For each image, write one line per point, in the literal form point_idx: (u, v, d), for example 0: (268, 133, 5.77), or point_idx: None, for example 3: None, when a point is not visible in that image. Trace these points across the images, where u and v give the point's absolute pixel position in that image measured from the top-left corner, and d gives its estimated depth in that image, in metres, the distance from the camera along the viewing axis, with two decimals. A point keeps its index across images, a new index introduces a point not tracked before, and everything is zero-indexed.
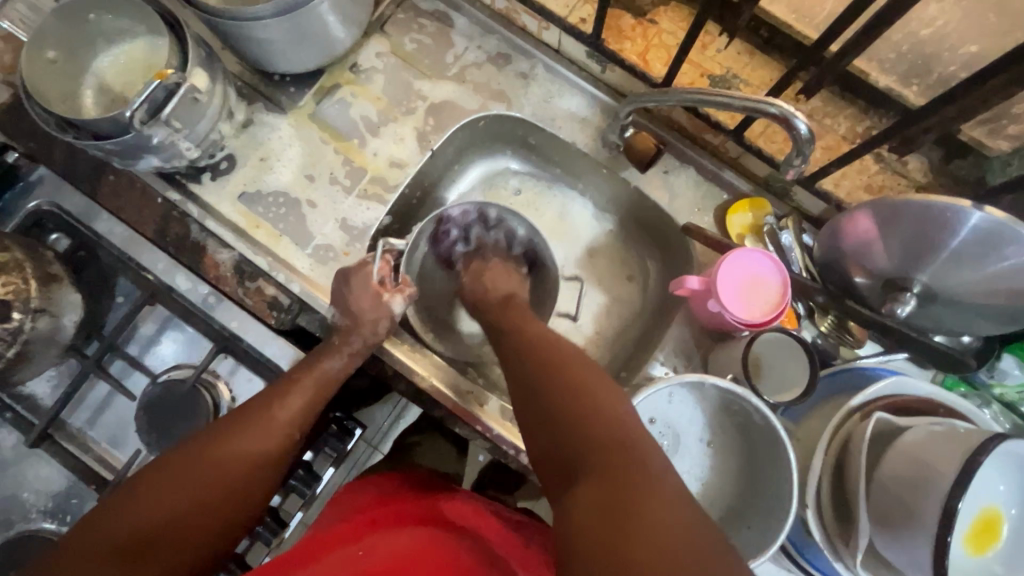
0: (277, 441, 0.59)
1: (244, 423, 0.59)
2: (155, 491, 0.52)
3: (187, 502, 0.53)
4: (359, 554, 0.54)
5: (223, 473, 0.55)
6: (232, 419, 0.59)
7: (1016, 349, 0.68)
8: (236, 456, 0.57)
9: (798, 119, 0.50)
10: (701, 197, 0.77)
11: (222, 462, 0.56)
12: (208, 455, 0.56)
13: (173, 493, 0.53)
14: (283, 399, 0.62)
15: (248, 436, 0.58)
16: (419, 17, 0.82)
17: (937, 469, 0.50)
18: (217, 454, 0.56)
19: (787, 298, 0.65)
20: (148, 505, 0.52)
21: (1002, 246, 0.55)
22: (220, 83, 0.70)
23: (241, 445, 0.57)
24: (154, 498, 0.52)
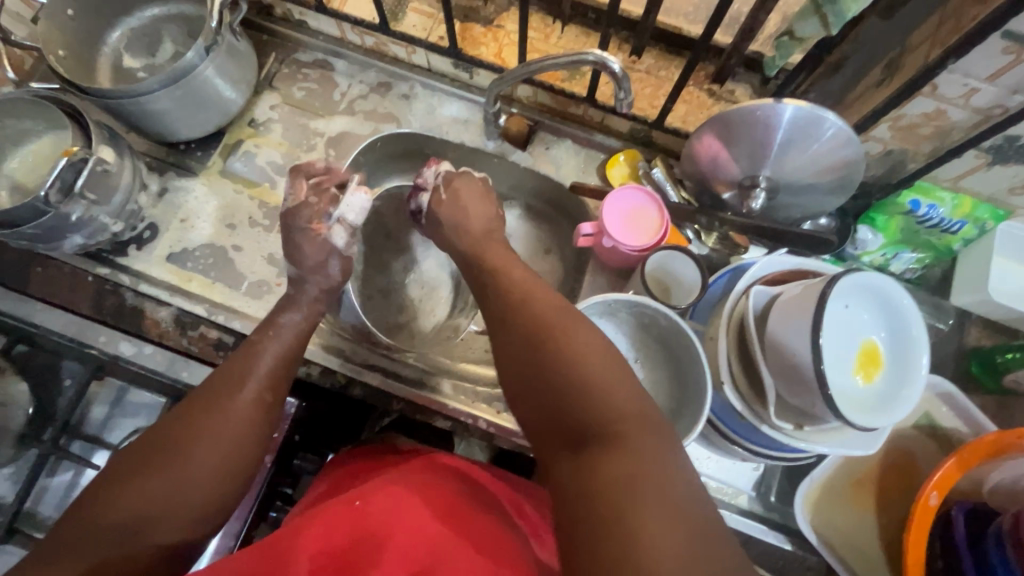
0: (243, 429, 0.57)
1: (199, 427, 0.55)
2: (134, 492, 0.50)
3: (171, 491, 0.51)
4: (357, 503, 0.52)
5: (190, 477, 0.52)
6: (185, 419, 0.55)
7: (867, 219, 0.79)
8: (202, 462, 0.53)
9: (610, 61, 0.62)
10: (583, 161, 0.87)
11: (186, 465, 0.52)
12: (174, 448, 0.53)
13: (163, 485, 0.51)
14: (240, 388, 0.58)
15: (208, 432, 0.54)
16: (302, 68, 0.92)
17: (804, 313, 0.59)
18: (178, 459, 0.52)
19: (665, 218, 0.75)
20: (132, 498, 0.49)
21: (811, 128, 0.67)
22: (126, 156, 0.77)
23: (202, 446, 0.54)
24: (116, 510, 0.49)
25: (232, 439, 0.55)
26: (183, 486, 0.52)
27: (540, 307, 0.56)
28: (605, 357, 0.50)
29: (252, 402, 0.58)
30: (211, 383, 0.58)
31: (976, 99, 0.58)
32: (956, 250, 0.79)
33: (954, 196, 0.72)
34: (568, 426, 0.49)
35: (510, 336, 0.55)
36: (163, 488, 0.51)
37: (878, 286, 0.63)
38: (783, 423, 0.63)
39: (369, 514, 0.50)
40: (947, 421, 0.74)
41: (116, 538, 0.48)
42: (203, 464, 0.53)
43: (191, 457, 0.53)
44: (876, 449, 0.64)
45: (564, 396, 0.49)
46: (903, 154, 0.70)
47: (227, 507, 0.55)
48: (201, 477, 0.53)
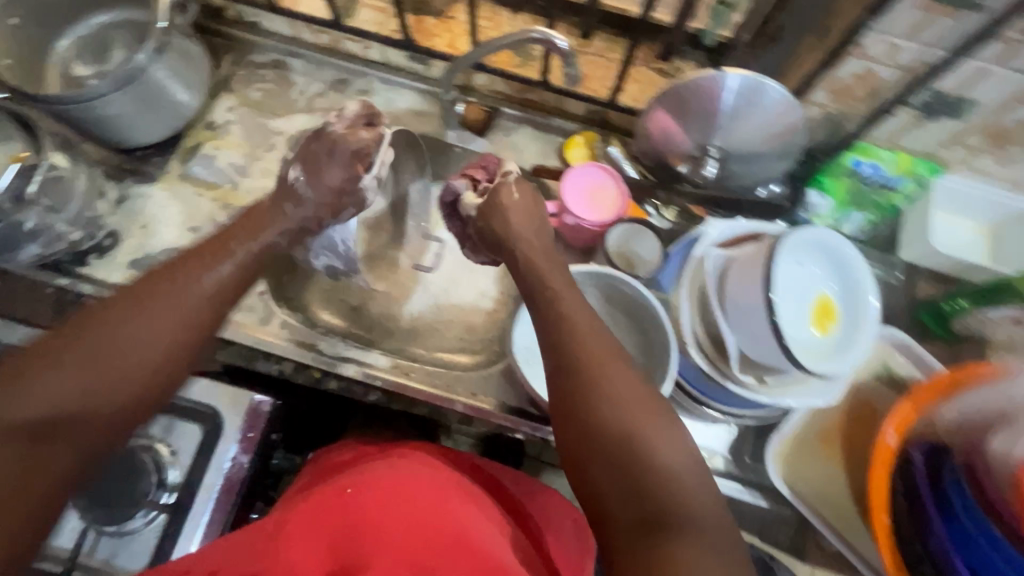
0: (187, 320, 0.53)
1: (150, 306, 0.52)
2: (67, 369, 0.47)
3: (105, 373, 0.48)
4: (348, 491, 0.52)
5: (143, 350, 0.50)
6: (132, 299, 0.51)
7: (817, 184, 0.81)
8: (149, 337, 0.51)
9: (556, 38, 0.64)
10: (543, 145, 0.89)
11: (138, 345, 0.50)
12: (111, 327, 0.49)
13: (92, 362, 0.47)
14: (195, 272, 0.56)
15: (152, 310, 0.51)
16: (258, 70, 0.92)
17: (757, 270, 0.62)
18: (127, 331, 0.50)
19: (623, 193, 0.78)
20: (60, 373, 0.46)
21: (753, 96, 0.71)
22: (80, 163, 0.76)
23: (150, 323, 0.51)
24: (56, 382, 0.46)
25: (185, 318, 0.53)
26: (121, 368, 0.49)
27: (576, 343, 0.54)
28: (644, 408, 0.50)
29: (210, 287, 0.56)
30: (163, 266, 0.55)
31: (900, 57, 0.62)
32: (901, 209, 0.82)
33: (892, 152, 0.77)
34: (620, 502, 0.47)
35: (583, 385, 0.51)
36: (95, 369, 0.47)
37: (827, 241, 0.66)
38: (745, 379, 0.66)
39: (354, 504, 0.50)
40: (903, 368, 0.77)
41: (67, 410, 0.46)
42: (151, 342, 0.50)
43: (140, 332, 0.50)
44: (835, 397, 0.67)
45: (594, 445, 0.49)
46: (842, 116, 0.73)
47: (183, 387, 0.53)
48: (149, 354, 0.50)
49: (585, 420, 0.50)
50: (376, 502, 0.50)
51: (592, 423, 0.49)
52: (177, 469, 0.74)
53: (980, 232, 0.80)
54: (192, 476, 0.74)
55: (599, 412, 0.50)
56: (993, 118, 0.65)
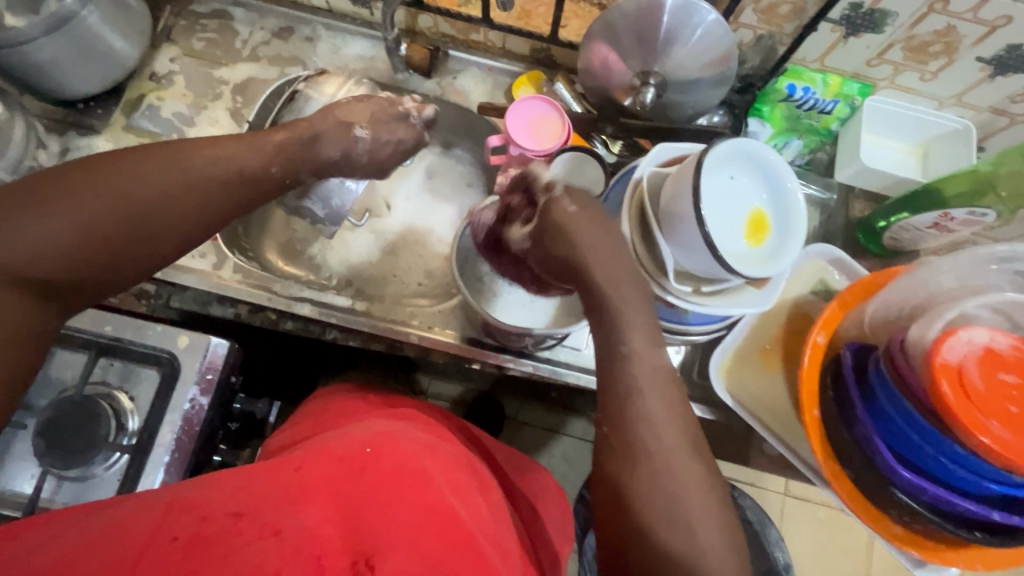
0: (219, 182, 0.57)
1: (164, 166, 0.54)
2: (112, 181, 0.51)
3: (146, 199, 0.52)
4: (368, 451, 0.51)
5: (155, 202, 0.53)
6: (147, 156, 0.54)
7: (756, 113, 0.85)
8: (163, 196, 0.53)
9: None
10: (490, 87, 0.91)
11: (148, 198, 0.52)
12: (157, 159, 0.54)
13: (134, 187, 0.52)
14: (208, 148, 0.57)
15: (167, 171, 0.54)
16: (200, 19, 0.91)
17: (687, 180, 0.64)
18: (139, 183, 0.52)
19: (566, 124, 0.79)
20: (108, 188, 0.51)
21: (684, 19, 0.73)
22: (17, 111, 0.75)
23: (163, 179, 0.53)
24: (103, 192, 0.50)
25: (194, 188, 0.55)
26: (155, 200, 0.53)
27: (627, 315, 0.55)
28: (670, 396, 0.53)
29: (226, 171, 0.57)
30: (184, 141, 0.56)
31: None
32: (834, 131, 0.86)
33: (824, 75, 0.79)
34: (621, 513, 0.50)
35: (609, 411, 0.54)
36: (132, 191, 0.52)
37: (755, 154, 0.69)
38: (683, 289, 0.69)
39: (376, 464, 0.49)
40: (840, 284, 0.81)
41: (81, 240, 0.49)
42: (160, 195, 0.53)
43: (152, 185, 0.53)
44: (770, 303, 0.69)
45: (626, 426, 0.52)
46: (772, 39, 0.76)
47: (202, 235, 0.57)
48: (160, 211, 0.53)
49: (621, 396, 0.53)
50: (397, 473, 0.49)
51: (628, 404, 0.52)
52: (137, 415, 0.75)
53: (909, 152, 0.85)
54: (151, 418, 0.75)
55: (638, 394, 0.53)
56: (909, 29, 0.69)
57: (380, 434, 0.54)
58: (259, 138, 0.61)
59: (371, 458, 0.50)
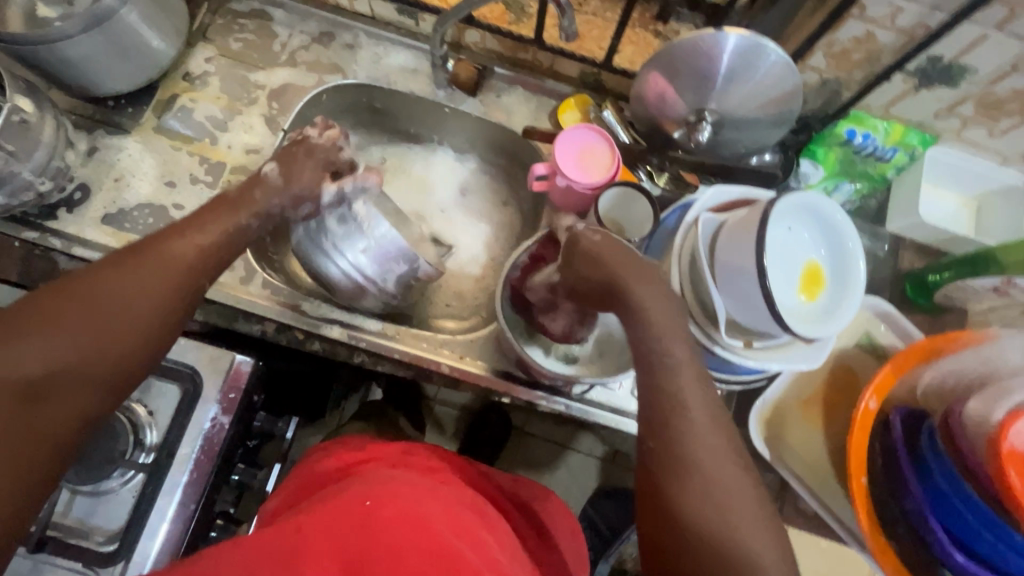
0: (181, 262, 0.57)
1: (131, 264, 0.54)
2: (72, 298, 0.50)
3: (115, 297, 0.52)
4: (367, 504, 0.51)
5: (124, 303, 0.52)
6: (111, 263, 0.53)
7: (808, 153, 0.81)
8: (129, 292, 0.52)
9: None
10: (535, 108, 0.87)
11: (116, 299, 0.52)
12: (114, 265, 0.53)
13: (101, 292, 0.51)
14: (173, 239, 0.57)
15: (134, 267, 0.54)
16: (238, 19, 0.88)
17: (749, 233, 0.62)
18: (112, 289, 0.52)
19: (616, 158, 0.77)
20: (74, 305, 0.50)
21: (751, 59, 0.69)
22: (47, 109, 0.72)
23: (136, 272, 0.53)
24: (69, 308, 0.50)
25: (158, 274, 0.55)
26: (121, 301, 0.52)
27: (675, 345, 0.52)
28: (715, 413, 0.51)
29: (191, 250, 0.58)
30: (148, 236, 0.57)
31: (901, 19, 0.61)
32: (890, 179, 0.83)
33: (887, 123, 0.76)
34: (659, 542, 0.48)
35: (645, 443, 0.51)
36: (94, 301, 0.51)
37: (817, 207, 0.66)
38: (733, 343, 0.66)
39: (378, 516, 0.50)
40: (885, 339, 0.78)
41: (64, 361, 0.48)
42: (130, 291, 0.52)
43: (120, 286, 0.52)
44: (821, 362, 0.67)
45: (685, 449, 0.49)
46: (838, 83, 0.73)
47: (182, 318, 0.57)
48: (129, 304, 0.52)
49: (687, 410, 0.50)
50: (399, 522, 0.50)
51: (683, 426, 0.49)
52: (155, 431, 0.72)
53: (962, 204, 0.81)
54: (171, 437, 0.72)
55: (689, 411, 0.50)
56: (986, 86, 0.66)
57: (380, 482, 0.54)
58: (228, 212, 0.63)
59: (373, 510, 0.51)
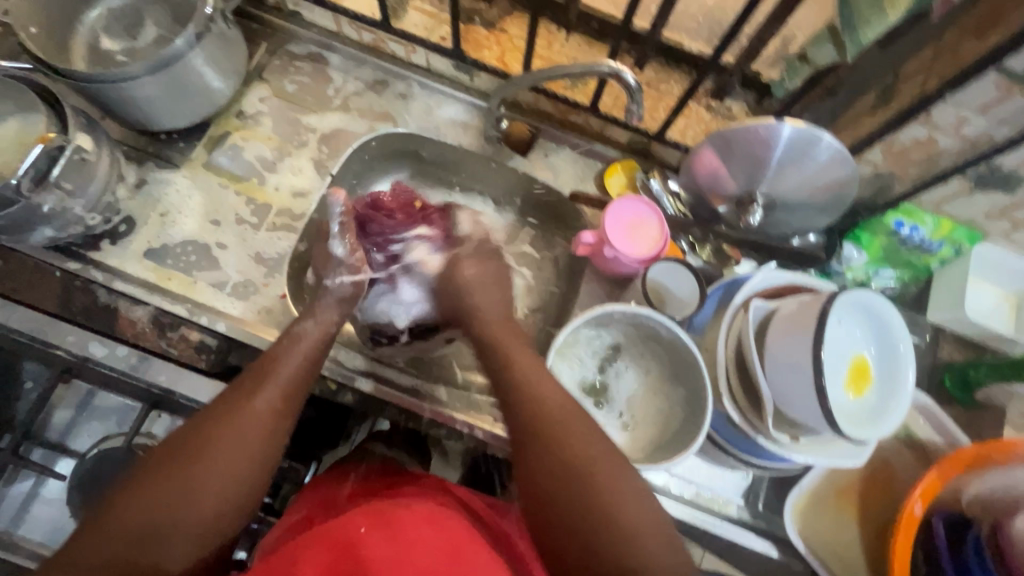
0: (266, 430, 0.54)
1: (219, 445, 0.51)
2: (166, 484, 0.49)
3: (211, 485, 0.50)
4: (361, 531, 0.47)
5: (218, 489, 0.50)
6: (199, 445, 0.51)
7: (853, 237, 0.81)
8: (223, 478, 0.50)
9: (625, 73, 0.62)
10: (582, 170, 0.88)
11: (212, 486, 0.50)
12: (204, 442, 0.51)
13: (195, 482, 0.49)
14: (254, 402, 0.54)
15: (224, 457, 0.51)
16: (295, 61, 0.88)
17: (803, 330, 0.61)
18: (203, 481, 0.50)
19: (665, 232, 0.76)
20: (169, 496, 0.48)
21: (807, 148, 0.70)
22: (104, 145, 0.72)
23: (225, 452, 0.51)
24: (160, 493, 0.49)
25: (248, 451, 0.52)
26: (214, 485, 0.50)
27: (518, 356, 0.60)
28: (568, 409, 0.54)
29: (272, 408, 0.55)
30: (230, 398, 0.54)
31: (965, 129, 0.61)
32: (932, 270, 0.83)
33: (935, 218, 0.76)
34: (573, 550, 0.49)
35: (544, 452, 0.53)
36: (190, 484, 0.49)
37: (869, 303, 0.66)
38: (779, 437, 0.65)
39: (367, 546, 0.46)
40: (923, 432, 0.78)
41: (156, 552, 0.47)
42: (223, 482, 0.50)
43: (213, 477, 0.50)
44: (863, 460, 0.66)
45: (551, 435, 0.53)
46: (892, 177, 0.73)
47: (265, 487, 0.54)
48: (228, 488, 0.50)
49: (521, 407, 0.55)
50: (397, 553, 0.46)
51: (539, 415, 0.54)
52: None
53: (1006, 299, 0.81)
54: None
55: (540, 398, 0.55)
56: None
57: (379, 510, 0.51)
58: (294, 350, 0.60)
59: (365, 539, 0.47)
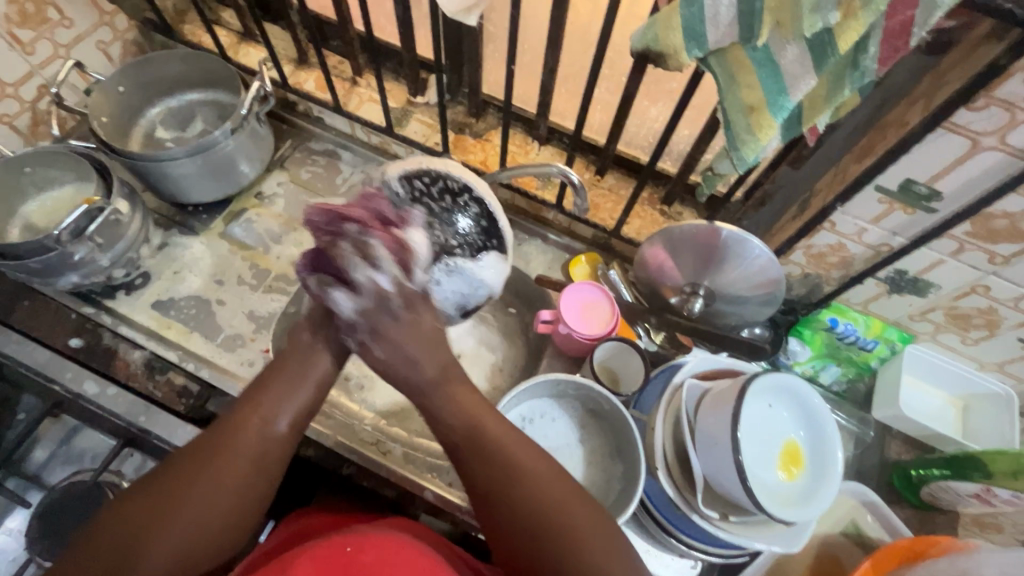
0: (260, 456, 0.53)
1: (204, 467, 0.50)
2: (160, 518, 0.48)
3: (205, 510, 0.49)
4: (348, 550, 0.54)
5: (214, 512, 0.49)
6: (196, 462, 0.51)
7: (796, 331, 0.87)
8: (208, 507, 0.49)
9: (569, 175, 0.76)
10: (549, 259, 0.98)
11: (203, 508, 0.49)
12: (195, 471, 0.50)
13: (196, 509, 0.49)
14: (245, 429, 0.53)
15: (216, 484, 0.50)
16: (312, 155, 1.05)
17: (727, 406, 0.65)
18: (184, 505, 0.48)
19: (615, 315, 0.85)
20: (169, 525, 0.48)
21: (740, 249, 0.77)
22: (139, 210, 0.85)
23: (214, 480, 0.50)
24: (156, 527, 0.48)
25: (237, 472, 0.51)
26: (212, 508, 0.49)
27: (468, 404, 0.55)
28: (539, 461, 0.53)
29: (273, 425, 0.54)
30: (222, 420, 0.53)
31: (867, 237, 0.71)
32: (874, 367, 0.88)
33: (866, 317, 0.83)
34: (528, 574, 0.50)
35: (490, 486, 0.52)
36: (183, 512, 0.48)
37: (798, 388, 0.70)
38: (711, 513, 0.67)
39: (357, 561, 0.53)
40: (872, 530, 0.77)
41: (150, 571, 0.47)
42: (205, 506, 0.49)
43: (204, 499, 0.49)
44: (800, 548, 0.66)
45: (526, 487, 0.51)
46: (819, 278, 0.81)
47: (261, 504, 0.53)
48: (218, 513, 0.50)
49: (493, 460, 0.52)
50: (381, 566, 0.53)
51: (521, 469, 0.52)
52: None
53: (950, 402, 0.85)
54: None
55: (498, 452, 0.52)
56: (952, 300, 0.73)
57: (357, 534, 0.57)
58: (305, 370, 0.58)
59: (353, 558, 0.53)
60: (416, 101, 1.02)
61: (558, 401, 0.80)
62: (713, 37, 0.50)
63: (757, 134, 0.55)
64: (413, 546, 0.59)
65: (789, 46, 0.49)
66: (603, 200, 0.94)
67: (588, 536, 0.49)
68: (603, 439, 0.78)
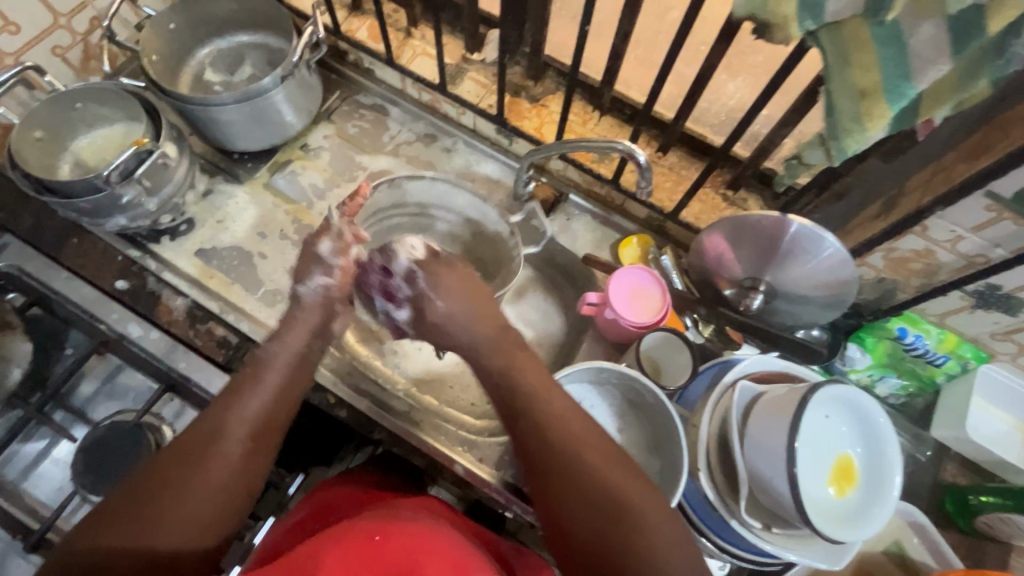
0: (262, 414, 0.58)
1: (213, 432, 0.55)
2: (181, 474, 0.51)
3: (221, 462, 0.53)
4: (376, 539, 0.53)
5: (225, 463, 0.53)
6: (186, 450, 0.53)
7: (857, 338, 0.81)
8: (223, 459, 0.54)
9: (636, 153, 0.70)
10: (598, 238, 0.93)
11: (165, 522, 0.49)
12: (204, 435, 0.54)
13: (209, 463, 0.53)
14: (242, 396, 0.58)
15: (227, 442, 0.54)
16: (360, 109, 1.00)
17: (784, 414, 0.61)
18: (193, 475, 0.52)
19: (665, 304, 0.80)
20: (190, 483, 0.51)
21: (812, 247, 0.71)
22: (186, 155, 0.83)
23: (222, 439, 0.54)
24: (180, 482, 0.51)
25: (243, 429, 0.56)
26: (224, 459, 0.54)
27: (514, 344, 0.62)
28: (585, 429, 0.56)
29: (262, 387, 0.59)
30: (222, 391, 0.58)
31: (962, 246, 0.64)
32: (938, 383, 0.82)
33: (940, 330, 0.76)
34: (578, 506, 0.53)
35: (538, 421, 0.57)
36: (202, 467, 0.52)
37: (860, 401, 0.66)
38: (752, 522, 0.64)
39: (387, 551, 0.51)
40: (917, 553, 0.73)
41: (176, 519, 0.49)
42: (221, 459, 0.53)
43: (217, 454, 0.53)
44: (842, 565, 0.64)
45: (563, 439, 0.56)
46: (895, 284, 0.75)
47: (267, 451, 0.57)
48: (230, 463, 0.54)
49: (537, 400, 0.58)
50: (411, 554, 0.52)
51: (561, 421, 0.56)
52: None
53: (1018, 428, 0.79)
54: None
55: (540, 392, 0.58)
56: None
57: (386, 521, 0.56)
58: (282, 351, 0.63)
59: (383, 549, 0.52)
60: (471, 58, 0.96)
61: (599, 388, 0.77)
62: (832, 8, 0.44)
63: (864, 124, 0.48)
64: (441, 530, 0.58)
65: (924, 24, 0.43)
66: (661, 180, 0.87)
67: (634, 488, 0.52)
68: (641, 431, 0.76)
